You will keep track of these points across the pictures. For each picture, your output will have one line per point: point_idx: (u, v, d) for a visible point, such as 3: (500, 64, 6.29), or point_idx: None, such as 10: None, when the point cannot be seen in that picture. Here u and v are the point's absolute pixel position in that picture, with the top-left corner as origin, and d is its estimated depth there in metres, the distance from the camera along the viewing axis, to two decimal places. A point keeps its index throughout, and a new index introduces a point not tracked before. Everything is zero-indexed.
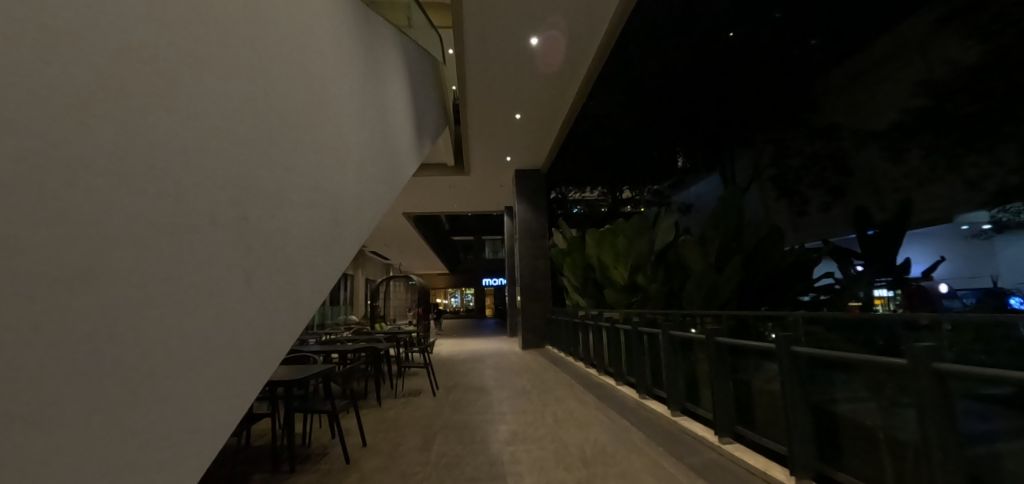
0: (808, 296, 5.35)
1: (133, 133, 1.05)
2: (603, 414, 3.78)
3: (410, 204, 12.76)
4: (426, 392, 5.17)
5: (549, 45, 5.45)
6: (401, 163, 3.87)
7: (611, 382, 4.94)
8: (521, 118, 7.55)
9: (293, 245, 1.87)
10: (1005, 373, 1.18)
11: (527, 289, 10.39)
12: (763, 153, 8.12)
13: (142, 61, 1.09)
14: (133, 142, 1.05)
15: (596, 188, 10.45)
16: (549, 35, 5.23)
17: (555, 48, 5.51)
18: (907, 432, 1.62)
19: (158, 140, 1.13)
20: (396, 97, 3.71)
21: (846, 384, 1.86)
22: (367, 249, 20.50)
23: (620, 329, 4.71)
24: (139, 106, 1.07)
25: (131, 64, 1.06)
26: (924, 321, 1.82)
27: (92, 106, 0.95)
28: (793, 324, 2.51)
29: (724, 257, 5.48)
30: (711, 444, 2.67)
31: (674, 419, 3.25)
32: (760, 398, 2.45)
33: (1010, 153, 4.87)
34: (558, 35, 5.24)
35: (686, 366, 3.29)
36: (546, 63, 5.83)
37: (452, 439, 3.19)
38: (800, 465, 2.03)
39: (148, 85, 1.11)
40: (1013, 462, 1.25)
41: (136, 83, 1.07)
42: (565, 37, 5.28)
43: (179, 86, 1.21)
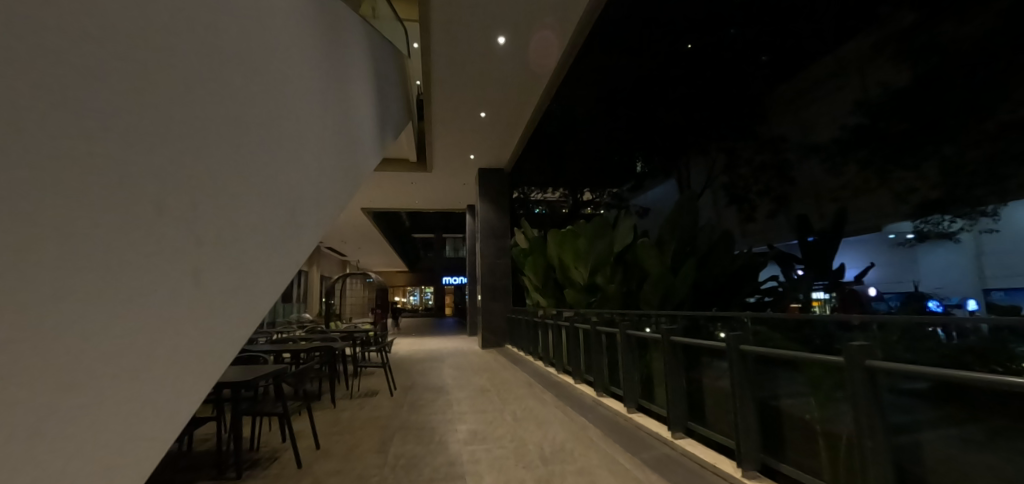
0: (753, 298, 5.64)
1: (76, 110, 0.95)
2: (560, 412, 3.82)
3: (369, 199, 12.36)
4: (383, 391, 5.04)
5: (538, 48, 5.52)
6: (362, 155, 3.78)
7: (570, 380, 5.06)
8: (486, 117, 7.50)
9: (244, 240, 1.74)
10: (928, 370, 1.31)
11: (488, 288, 10.26)
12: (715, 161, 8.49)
13: (92, 34, 1.00)
14: (76, 120, 0.95)
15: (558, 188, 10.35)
16: (539, 37, 5.30)
17: (543, 51, 5.57)
18: (841, 425, 1.75)
19: (106, 122, 1.04)
20: (358, 91, 3.55)
21: (788, 380, 2.00)
22: (323, 246, 19.58)
23: (579, 328, 4.78)
24: (82, 81, 0.97)
25: (74, 36, 0.95)
26: (856, 322, 1.98)
27: (24, 69, 0.84)
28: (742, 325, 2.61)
29: (679, 260, 5.71)
30: (665, 439, 2.78)
31: (629, 416, 3.34)
32: (711, 395, 2.57)
33: (932, 171, 5.56)
34: (548, 37, 5.30)
35: (642, 364, 3.40)
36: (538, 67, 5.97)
37: (409, 440, 3.13)
38: (748, 458, 2.15)
39: (94, 61, 1.01)
40: (936, 451, 1.38)
41: (81, 56, 0.97)
42: (553, 40, 5.36)
43: (128, 67, 1.11)
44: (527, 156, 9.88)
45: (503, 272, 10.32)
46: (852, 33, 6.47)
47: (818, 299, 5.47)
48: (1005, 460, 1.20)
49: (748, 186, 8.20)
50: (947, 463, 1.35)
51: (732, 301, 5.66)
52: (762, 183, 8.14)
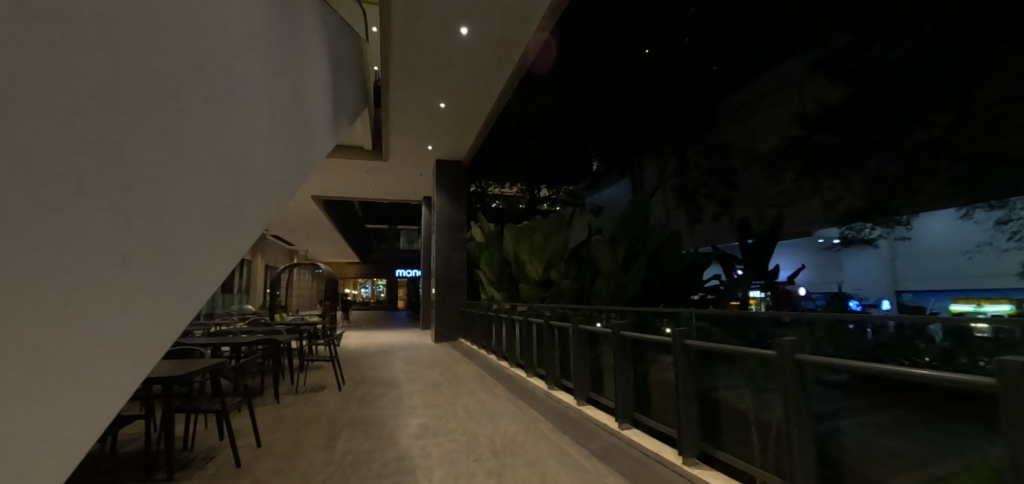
0: (697, 295, 6.01)
1: None
2: (512, 404, 3.86)
3: (320, 186, 11.78)
4: (331, 386, 4.85)
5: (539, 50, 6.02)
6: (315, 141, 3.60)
7: (522, 374, 5.12)
8: (446, 108, 7.37)
9: (181, 223, 1.59)
10: (850, 363, 1.44)
11: (443, 281, 10.14)
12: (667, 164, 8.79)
13: None
14: None
15: (514, 184, 10.46)
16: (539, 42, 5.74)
17: (544, 52, 6.13)
18: (771, 414, 1.89)
19: (21, 83, 0.91)
20: (312, 72, 3.35)
21: (726, 373, 2.13)
22: (268, 234, 18.43)
23: (532, 323, 4.84)
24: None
25: None
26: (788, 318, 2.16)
27: None
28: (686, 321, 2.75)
29: (630, 257, 5.91)
30: (612, 430, 2.90)
31: (579, 408, 3.44)
32: (656, 388, 2.70)
33: (858, 181, 6.20)
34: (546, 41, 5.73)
35: (592, 358, 3.51)
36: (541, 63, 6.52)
37: (358, 435, 3.03)
38: (688, 446, 2.28)
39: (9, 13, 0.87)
40: (850, 436, 1.52)
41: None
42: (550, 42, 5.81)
43: (49, 21, 0.98)
44: (487, 149, 9.83)
45: (459, 266, 10.22)
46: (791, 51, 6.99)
47: (755, 298, 5.99)
48: (908, 443, 1.35)
49: (696, 189, 8.67)
50: (859, 446, 1.49)
51: (678, 298, 5.96)
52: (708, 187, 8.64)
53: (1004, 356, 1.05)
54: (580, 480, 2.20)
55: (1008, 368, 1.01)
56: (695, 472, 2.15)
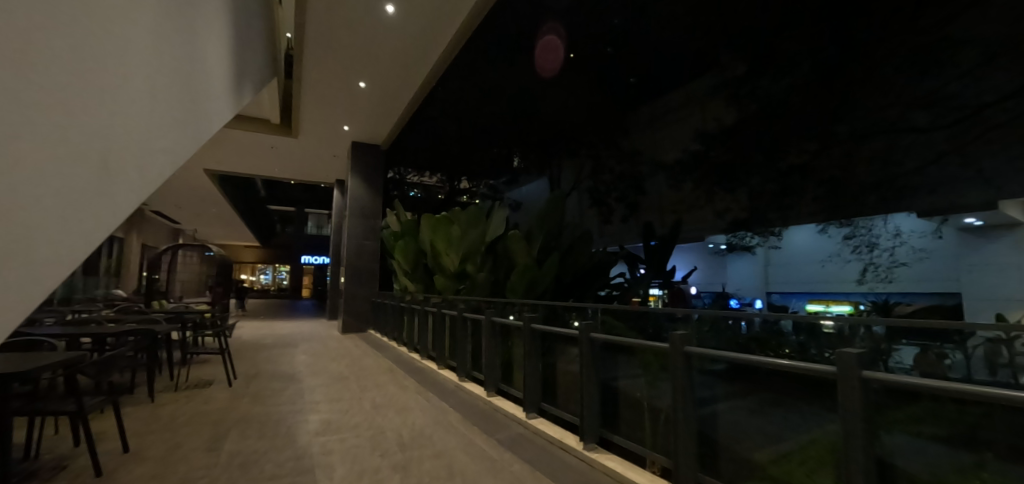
0: (604, 291, 6.47)
1: None
2: (421, 397, 3.77)
3: (214, 159, 10.34)
4: (219, 382, 4.28)
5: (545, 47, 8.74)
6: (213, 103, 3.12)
7: (433, 366, 5.03)
8: (365, 88, 6.91)
9: (25, 199, 1.28)
10: (731, 354, 1.64)
11: (353, 269, 9.53)
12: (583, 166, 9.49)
13: None
14: None
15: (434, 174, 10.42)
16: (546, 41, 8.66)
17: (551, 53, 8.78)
18: (661, 400, 2.08)
19: None
20: (211, 45, 2.93)
21: (626, 365, 2.30)
22: (146, 209, 15.72)
23: (446, 315, 4.77)
24: None
25: None
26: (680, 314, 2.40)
27: None
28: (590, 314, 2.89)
29: (544, 253, 6.10)
30: (520, 420, 2.97)
31: (489, 399, 3.48)
32: (562, 378, 2.82)
33: (743, 195, 7.30)
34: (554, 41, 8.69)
35: (504, 351, 3.56)
36: (547, 68, 9.06)
37: (249, 435, 2.72)
38: (589, 433, 2.42)
39: None
40: (724, 418, 1.73)
41: None
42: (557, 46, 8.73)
43: None
44: (408, 134, 9.44)
45: (371, 254, 9.69)
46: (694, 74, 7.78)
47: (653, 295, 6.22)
48: (767, 422, 1.58)
49: (607, 192, 9.30)
50: (731, 426, 1.71)
51: (586, 293, 6.36)
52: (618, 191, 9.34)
53: (843, 349, 1.27)
54: (488, 469, 2.23)
55: (844, 360, 1.24)
56: (594, 456, 2.29)
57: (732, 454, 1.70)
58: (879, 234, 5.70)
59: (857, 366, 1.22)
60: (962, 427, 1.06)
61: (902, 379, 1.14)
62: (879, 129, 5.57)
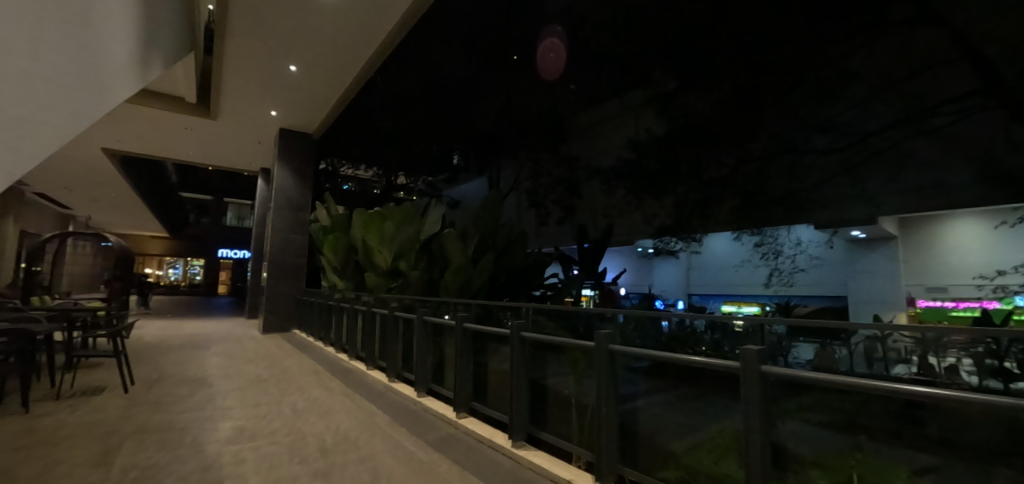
0: (539, 291, 6.59)
1: None
2: (348, 399, 3.57)
3: (114, 137, 9.07)
4: (114, 388, 3.72)
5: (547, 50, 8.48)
6: (108, 77, 2.67)
7: (362, 366, 4.81)
8: (297, 72, 6.45)
9: None
10: (653, 353, 1.73)
11: (277, 265, 8.84)
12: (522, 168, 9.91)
13: None
14: None
15: (370, 168, 10.35)
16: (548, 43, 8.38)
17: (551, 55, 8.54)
18: (588, 397, 2.15)
19: None
20: (119, 30, 2.60)
21: (555, 363, 2.34)
22: (24, 191, 13.40)
23: (377, 314, 4.58)
24: None
25: None
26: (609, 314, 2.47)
27: None
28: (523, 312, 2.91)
29: (479, 251, 6.06)
30: (450, 419, 2.93)
31: (418, 399, 3.39)
32: (494, 377, 2.82)
33: (668, 202, 7.73)
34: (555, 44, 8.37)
35: (436, 351, 3.49)
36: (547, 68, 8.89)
37: (149, 446, 2.40)
38: (518, 431, 2.43)
39: None
40: (644, 412, 1.82)
41: None
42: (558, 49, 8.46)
43: None
44: (342, 122, 8.95)
45: (298, 249, 9.05)
46: (629, 85, 8.20)
47: (585, 296, 6.36)
48: (682, 414, 1.68)
49: (545, 194, 9.54)
50: (651, 419, 1.80)
51: (520, 292, 6.45)
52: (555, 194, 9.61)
53: (747, 347, 1.35)
54: (416, 471, 2.15)
55: (745, 357, 1.32)
56: (523, 453, 2.31)
57: (651, 444, 1.80)
58: (783, 243, 6.50)
59: (757, 362, 1.30)
60: (843, 413, 1.20)
61: (795, 374, 1.22)
62: (784, 149, 6.52)
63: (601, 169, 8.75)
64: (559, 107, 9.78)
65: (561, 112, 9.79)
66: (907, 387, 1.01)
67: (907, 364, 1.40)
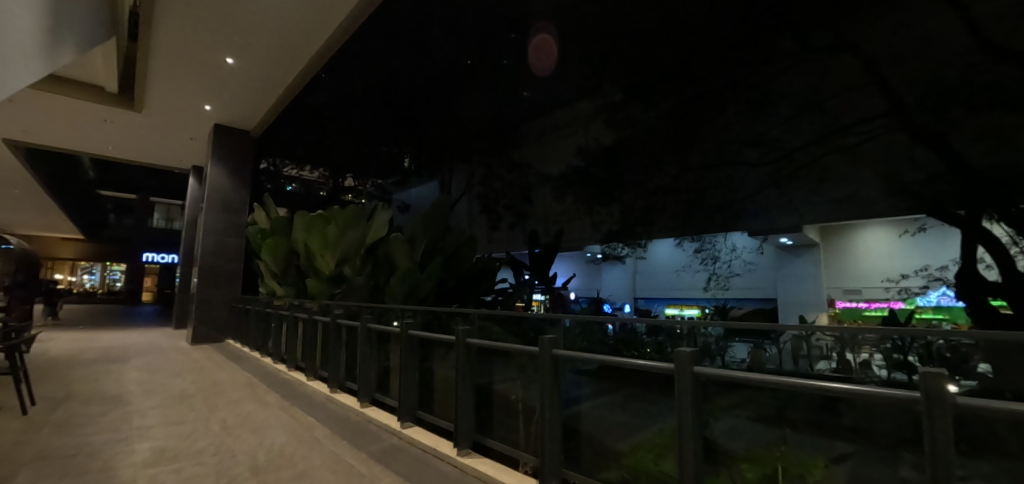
0: (489, 296, 6.60)
1: None
2: (284, 412, 3.36)
3: (15, 126, 8.06)
4: (6, 411, 3.27)
5: (540, 48, 8.01)
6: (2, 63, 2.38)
7: (302, 377, 4.56)
8: (235, 65, 6.07)
9: None
10: (593, 356, 1.78)
11: (210, 270, 8.22)
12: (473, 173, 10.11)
13: None
14: None
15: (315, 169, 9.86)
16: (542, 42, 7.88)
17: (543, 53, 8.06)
18: (532, 402, 2.16)
19: None
20: (21, 17, 2.30)
21: (502, 369, 2.35)
22: None
23: (319, 322, 4.35)
24: None
25: None
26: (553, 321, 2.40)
27: None
28: (471, 317, 2.74)
29: (427, 256, 5.99)
30: (393, 430, 2.83)
31: (361, 410, 3.26)
32: (439, 384, 2.76)
33: (616, 209, 7.94)
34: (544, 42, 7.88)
35: (381, 360, 3.38)
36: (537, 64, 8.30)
37: (43, 476, 2.11)
38: (463, 439, 2.40)
39: None
40: (586, 414, 1.87)
41: None
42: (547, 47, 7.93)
43: None
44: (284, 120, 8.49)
45: (235, 253, 8.47)
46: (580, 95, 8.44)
47: (536, 300, 6.89)
48: (620, 414, 1.74)
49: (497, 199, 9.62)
50: (592, 421, 1.84)
51: (469, 298, 6.36)
52: (507, 199, 9.71)
53: (681, 349, 1.43)
54: None
55: (680, 359, 1.39)
56: (467, 461, 2.27)
57: (593, 446, 1.84)
58: (721, 249, 6.93)
59: (689, 362, 1.39)
60: (767, 409, 1.28)
61: (723, 373, 1.32)
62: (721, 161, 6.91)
63: (552, 176, 8.92)
64: (512, 113, 9.94)
65: (513, 118, 9.97)
66: (825, 384, 1.09)
67: (828, 360, 1.51)
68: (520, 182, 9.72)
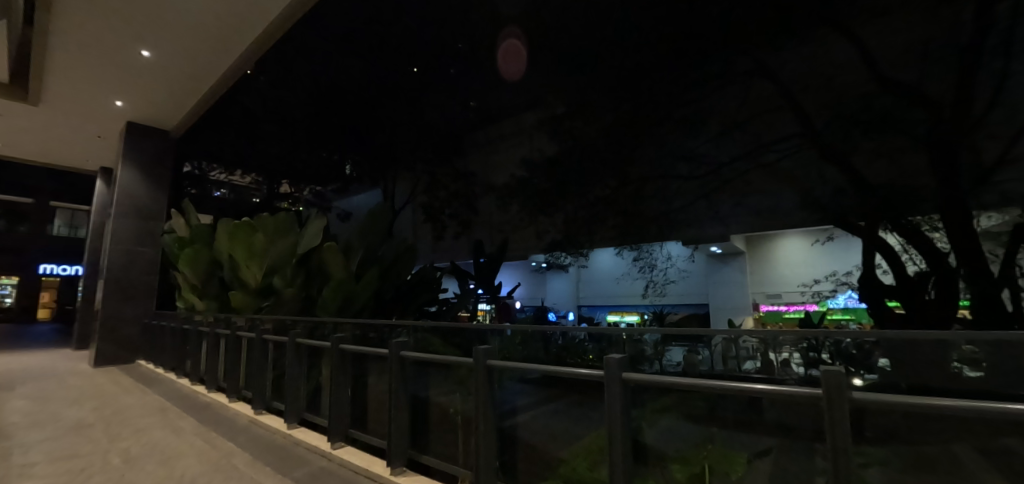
0: (433, 307, 6.45)
1: None
2: (199, 438, 3.07)
3: None
4: None
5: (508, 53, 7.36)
6: None
7: (224, 399, 4.21)
8: (151, 58, 5.58)
9: None
10: (526, 366, 1.77)
11: (120, 283, 7.44)
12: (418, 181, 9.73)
13: None
14: None
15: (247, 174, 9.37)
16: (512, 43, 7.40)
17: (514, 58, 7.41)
18: (466, 413, 2.13)
19: None
20: None
21: (437, 382, 2.28)
22: None
23: (243, 338, 4.03)
24: None
25: None
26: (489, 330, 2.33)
27: None
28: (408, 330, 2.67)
29: (364, 267, 5.70)
30: (323, 452, 2.66)
31: (288, 432, 3.05)
32: (374, 400, 2.66)
33: (559, 219, 8.09)
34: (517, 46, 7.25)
35: (311, 377, 3.20)
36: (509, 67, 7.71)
37: None
38: (396, 455, 2.32)
39: None
40: (521, 422, 1.88)
41: None
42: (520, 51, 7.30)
43: None
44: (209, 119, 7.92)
45: (149, 264, 7.74)
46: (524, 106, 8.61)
47: (482, 310, 6.95)
48: (557, 421, 1.76)
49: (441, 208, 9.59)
50: (528, 428, 1.85)
51: (412, 308, 6.18)
52: (452, 208, 9.67)
53: (611, 356, 1.47)
54: None
55: (610, 366, 1.42)
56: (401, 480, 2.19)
57: (528, 454, 1.84)
58: (658, 257, 7.05)
59: (618, 368, 1.42)
60: (695, 410, 1.34)
61: (649, 379, 1.37)
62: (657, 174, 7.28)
63: (496, 185, 8.99)
64: (457, 123, 10.05)
65: (458, 128, 10.06)
66: (748, 385, 1.14)
67: (754, 360, 1.63)
68: (465, 190, 9.72)
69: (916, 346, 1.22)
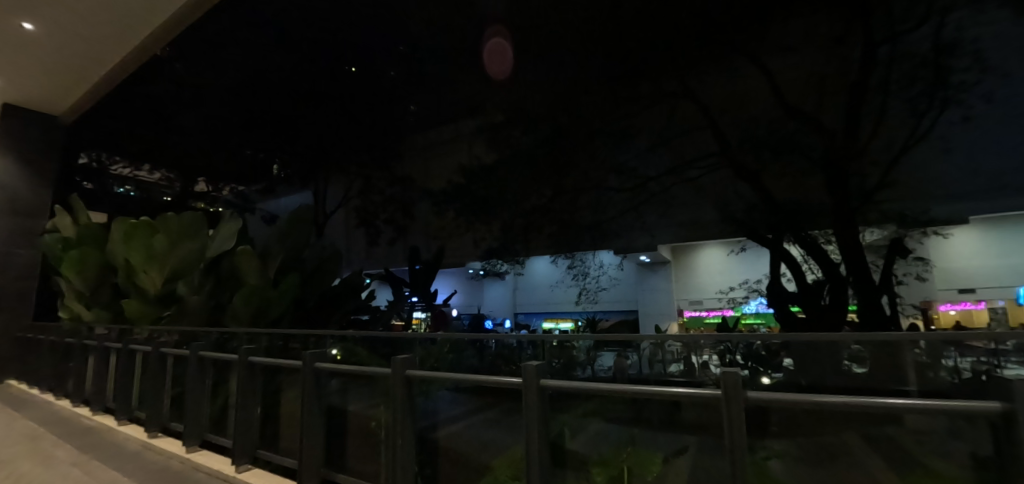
0: (365, 316, 6.17)
1: None
2: (75, 467, 2.70)
3: None
4: None
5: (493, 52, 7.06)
6: None
7: (111, 421, 3.75)
8: (36, 31, 4.92)
9: None
10: (446, 376, 1.74)
11: None
12: (352, 185, 9.76)
13: None
14: None
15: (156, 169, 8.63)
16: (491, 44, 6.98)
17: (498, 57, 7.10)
18: (384, 424, 2.06)
19: None
20: None
21: (356, 395, 2.18)
22: None
23: (137, 352, 3.63)
24: None
25: None
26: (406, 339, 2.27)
27: None
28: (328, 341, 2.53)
29: (283, 272, 5.35)
30: (225, 476, 2.43)
31: (187, 456, 2.77)
32: (285, 415, 2.49)
33: (496, 226, 8.14)
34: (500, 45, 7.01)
35: (215, 395, 2.94)
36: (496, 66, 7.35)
37: None
38: (309, 473, 2.19)
39: None
40: (444, 430, 1.86)
41: None
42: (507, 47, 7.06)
43: None
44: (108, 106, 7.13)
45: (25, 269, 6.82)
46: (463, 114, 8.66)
47: (416, 318, 6.41)
48: (484, 429, 1.76)
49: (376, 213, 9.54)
50: (450, 435, 1.85)
51: (336, 317, 5.85)
52: (387, 213, 9.57)
53: (529, 362, 1.49)
54: None
55: (528, 372, 1.45)
56: None
57: (453, 462, 1.84)
58: (590, 265, 7.14)
59: (536, 373, 1.45)
60: (620, 412, 1.40)
61: (564, 384, 1.40)
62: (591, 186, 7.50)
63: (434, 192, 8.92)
64: (394, 128, 10.03)
65: (394, 133, 10.03)
66: (671, 389, 1.20)
67: (679, 363, 1.70)
68: (402, 195, 9.58)
69: (813, 347, 1.37)
